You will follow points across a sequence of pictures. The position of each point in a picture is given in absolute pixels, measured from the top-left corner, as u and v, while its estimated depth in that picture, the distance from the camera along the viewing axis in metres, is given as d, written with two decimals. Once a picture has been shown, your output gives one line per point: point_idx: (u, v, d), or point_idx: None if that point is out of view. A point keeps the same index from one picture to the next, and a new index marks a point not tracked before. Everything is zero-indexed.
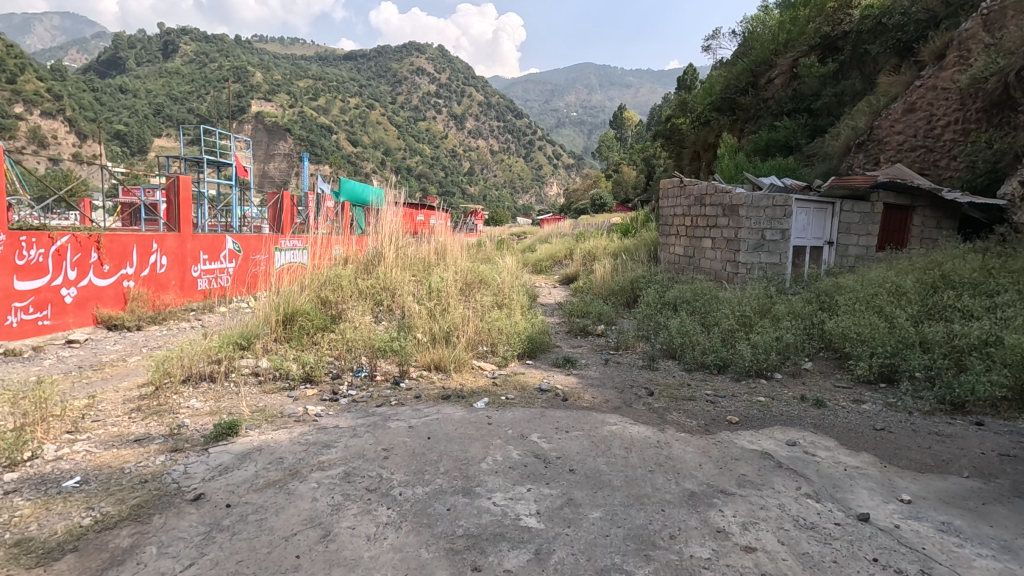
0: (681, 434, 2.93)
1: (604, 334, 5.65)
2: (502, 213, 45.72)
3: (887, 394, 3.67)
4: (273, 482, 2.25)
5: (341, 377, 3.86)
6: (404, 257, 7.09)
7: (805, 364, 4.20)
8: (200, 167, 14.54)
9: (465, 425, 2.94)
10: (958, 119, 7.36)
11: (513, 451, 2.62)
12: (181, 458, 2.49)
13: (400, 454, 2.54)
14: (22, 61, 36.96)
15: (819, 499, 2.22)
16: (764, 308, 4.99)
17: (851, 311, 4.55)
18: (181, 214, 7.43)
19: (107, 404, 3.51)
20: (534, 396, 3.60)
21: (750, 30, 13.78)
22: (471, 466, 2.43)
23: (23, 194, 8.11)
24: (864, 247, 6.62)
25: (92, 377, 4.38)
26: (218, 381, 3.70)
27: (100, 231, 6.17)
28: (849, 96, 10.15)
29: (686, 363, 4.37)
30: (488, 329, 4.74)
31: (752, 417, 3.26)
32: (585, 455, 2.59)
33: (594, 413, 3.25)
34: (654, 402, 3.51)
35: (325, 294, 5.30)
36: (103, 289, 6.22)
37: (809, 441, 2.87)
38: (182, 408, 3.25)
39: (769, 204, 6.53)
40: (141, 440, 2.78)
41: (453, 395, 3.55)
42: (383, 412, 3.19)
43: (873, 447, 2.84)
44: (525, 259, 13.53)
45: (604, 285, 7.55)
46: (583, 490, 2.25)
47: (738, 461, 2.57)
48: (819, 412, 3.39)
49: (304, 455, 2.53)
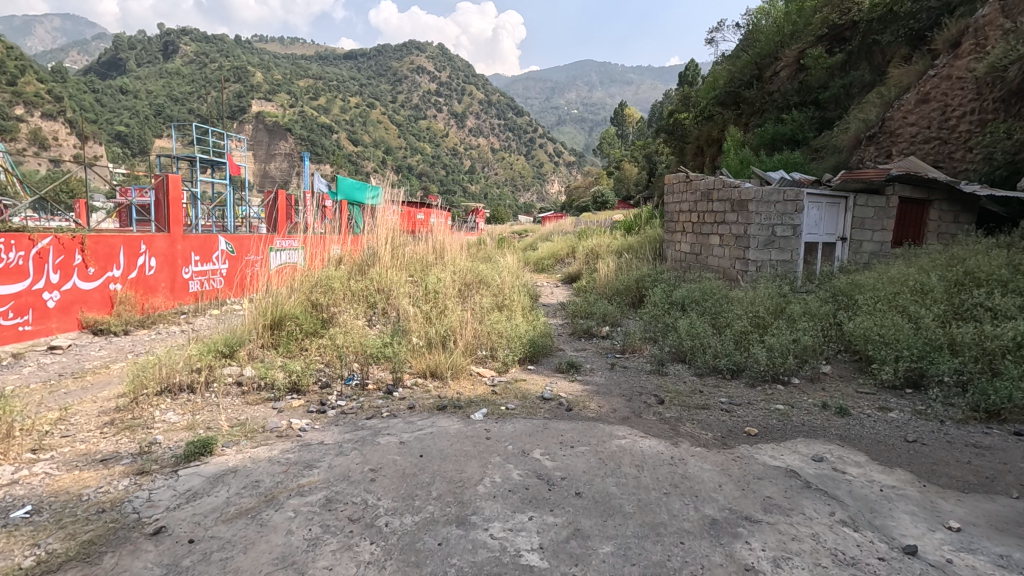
0: (696, 448, 2.69)
1: (609, 336, 5.41)
2: (503, 210, 45.27)
3: (914, 400, 3.42)
4: (245, 512, 2.02)
5: (330, 387, 3.62)
6: (400, 257, 6.86)
7: (824, 368, 3.95)
8: (195, 166, 14.32)
9: (461, 440, 2.71)
10: (974, 109, 7.11)
11: (513, 471, 2.38)
12: (146, 483, 2.26)
13: (388, 476, 2.30)
14: (21, 62, 36.78)
15: (858, 528, 1.98)
16: (778, 308, 4.71)
17: (871, 311, 4.28)
18: (170, 215, 7.25)
19: (80, 417, 3.30)
20: (535, 405, 3.36)
21: (754, 23, 13.55)
22: (466, 490, 2.19)
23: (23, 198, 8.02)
24: (879, 243, 6.36)
25: (70, 386, 4.17)
26: (198, 392, 3.46)
27: (84, 232, 5.94)
28: (857, 88, 9.89)
29: (697, 367, 4.14)
30: (488, 332, 4.52)
31: (773, 428, 3.01)
32: (592, 475, 2.35)
33: (600, 425, 3.01)
34: (665, 412, 3.27)
35: (315, 297, 5.07)
36: (88, 293, 5.99)
37: (837, 456, 2.62)
38: (157, 422, 3.02)
39: (780, 198, 6.22)
40: (108, 460, 2.56)
41: (449, 405, 3.31)
42: (374, 425, 2.95)
43: (907, 462, 2.59)
44: (527, 257, 13.30)
45: (609, 284, 7.30)
46: (592, 518, 2.00)
47: (762, 481, 2.32)
48: (843, 421, 3.14)
49: (282, 478, 2.30)
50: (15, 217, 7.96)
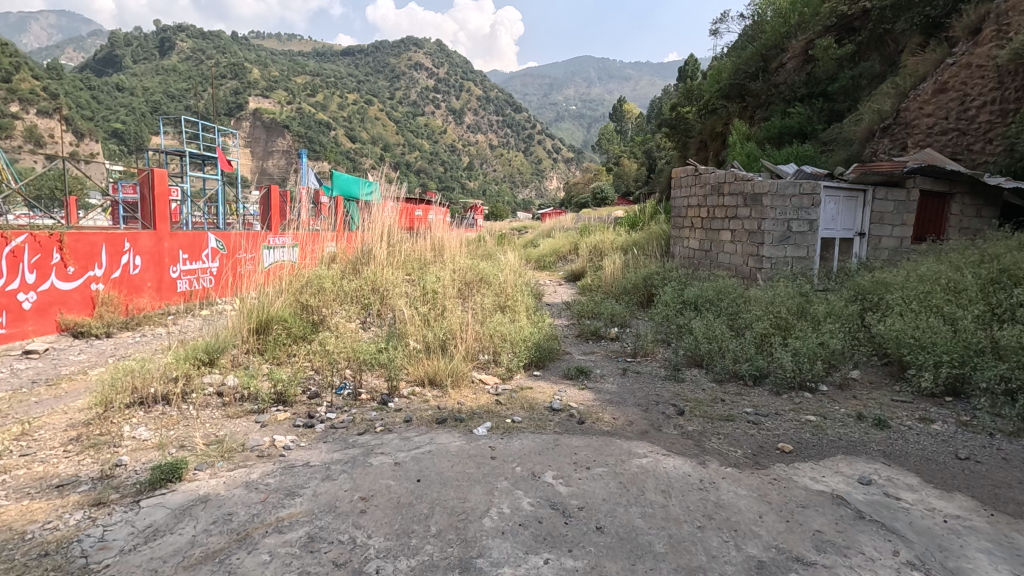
0: (726, 469, 2.40)
1: (618, 338, 5.11)
2: (502, 207, 44.70)
3: (957, 409, 3.14)
4: (211, 555, 1.73)
5: (319, 397, 3.32)
6: (396, 255, 6.57)
7: (853, 373, 3.68)
8: (185, 162, 13.89)
9: (463, 461, 2.41)
10: (994, 99, 6.82)
11: (523, 500, 2.08)
12: (101, 517, 1.96)
13: (381, 508, 2.01)
14: (16, 58, 36.23)
15: (929, 572, 1.69)
16: (800, 309, 4.42)
17: (902, 312, 3.99)
18: (156, 211, 6.94)
19: (45, 431, 3.00)
20: (544, 417, 3.06)
21: (760, 14, 13.24)
22: (470, 525, 1.90)
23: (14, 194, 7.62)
24: (899, 239, 6.08)
25: (42, 395, 3.87)
26: (174, 404, 3.16)
27: (62, 229, 5.63)
28: (867, 79, 9.60)
29: (716, 373, 3.84)
30: (489, 334, 4.23)
31: (808, 444, 2.72)
32: (613, 504, 2.05)
33: (616, 440, 2.71)
34: (687, 425, 2.97)
35: (305, 298, 4.76)
36: (68, 293, 5.68)
37: (886, 478, 2.34)
38: (125, 440, 2.71)
39: (795, 191, 5.90)
40: (64, 486, 2.26)
41: (449, 418, 3.01)
42: (366, 443, 2.66)
43: (965, 485, 2.31)
44: (528, 254, 12.99)
45: (615, 282, 7.00)
46: (618, 562, 1.71)
47: (808, 511, 2.03)
48: (883, 435, 2.85)
49: (260, 509, 2.00)
50: (7, 215, 7.62)
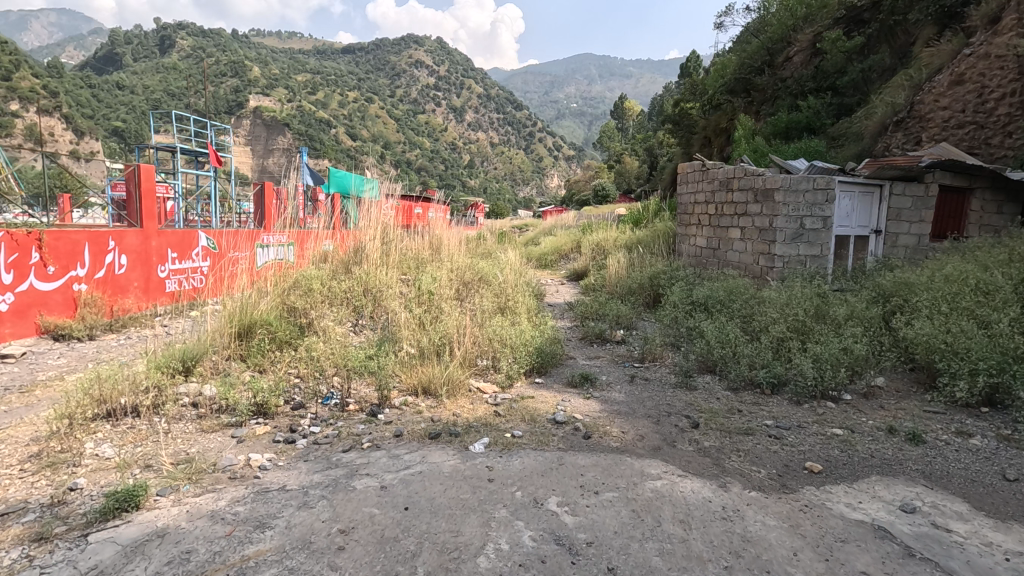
0: (750, 494, 2.15)
1: (624, 341, 4.85)
2: (503, 205, 44.25)
3: (996, 422, 2.88)
4: None
5: (304, 409, 3.08)
6: (391, 254, 6.32)
7: (877, 380, 3.43)
8: (177, 158, 13.53)
9: (456, 485, 2.15)
10: (1014, 91, 6.56)
11: (523, 533, 1.83)
12: (40, 556, 1.71)
13: (362, 543, 1.76)
14: (15, 57, 35.89)
15: None
16: (819, 311, 4.16)
17: (930, 315, 3.74)
18: (143, 208, 6.68)
19: (4, 446, 2.75)
20: (547, 431, 2.81)
21: (765, 7, 12.92)
22: (464, 566, 1.65)
23: (9, 191, 7.41)
24: (917, 236, 5.84)
25: (11, 404, 3.62)
26: (145, 417, 2.91)
27: (42, 227, 5.37)
28: (877, 72, 9.32)
29: (730, 380, 3.58)
30: (488, 338, 3.99)
31: (838, 463, 2.47)
32: (626, 538, 1.80)
33: (627, 459, 2.45)
34: (703, 440, 2.71)
35: (292, 300, 4.51)
36: (48, 294, 5.43)
37: (931, 504, 2.09)
38: (86, 459, 2.47)
39: (810, 187, 5.63)
40: (8, 515, 2.01)
41: (443, 432, 2.75)
42: (351, 462, 2.41)
43: (1021, 513, 2.05)
44: (529, 252, 12.72)
45: (620, 281, 6.74)
46: None
47: (849, 546, 1.78)
48: (918, 452, 2.60)
49: (223, 546, 1.75)
50: None
